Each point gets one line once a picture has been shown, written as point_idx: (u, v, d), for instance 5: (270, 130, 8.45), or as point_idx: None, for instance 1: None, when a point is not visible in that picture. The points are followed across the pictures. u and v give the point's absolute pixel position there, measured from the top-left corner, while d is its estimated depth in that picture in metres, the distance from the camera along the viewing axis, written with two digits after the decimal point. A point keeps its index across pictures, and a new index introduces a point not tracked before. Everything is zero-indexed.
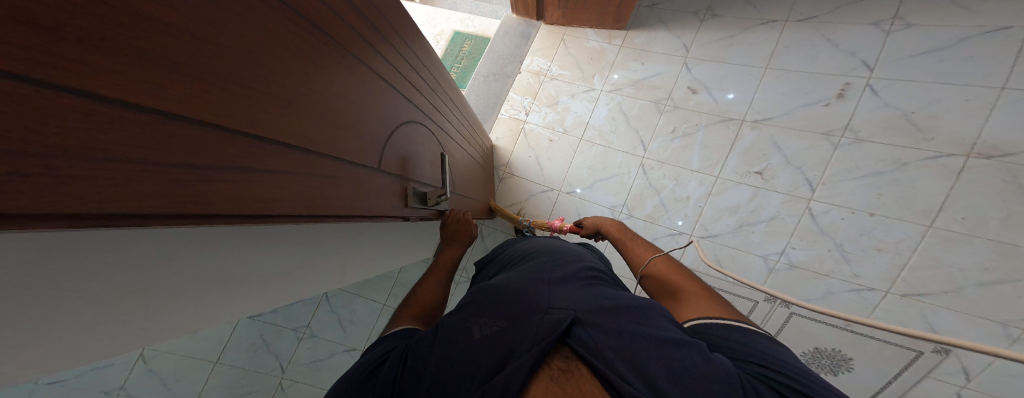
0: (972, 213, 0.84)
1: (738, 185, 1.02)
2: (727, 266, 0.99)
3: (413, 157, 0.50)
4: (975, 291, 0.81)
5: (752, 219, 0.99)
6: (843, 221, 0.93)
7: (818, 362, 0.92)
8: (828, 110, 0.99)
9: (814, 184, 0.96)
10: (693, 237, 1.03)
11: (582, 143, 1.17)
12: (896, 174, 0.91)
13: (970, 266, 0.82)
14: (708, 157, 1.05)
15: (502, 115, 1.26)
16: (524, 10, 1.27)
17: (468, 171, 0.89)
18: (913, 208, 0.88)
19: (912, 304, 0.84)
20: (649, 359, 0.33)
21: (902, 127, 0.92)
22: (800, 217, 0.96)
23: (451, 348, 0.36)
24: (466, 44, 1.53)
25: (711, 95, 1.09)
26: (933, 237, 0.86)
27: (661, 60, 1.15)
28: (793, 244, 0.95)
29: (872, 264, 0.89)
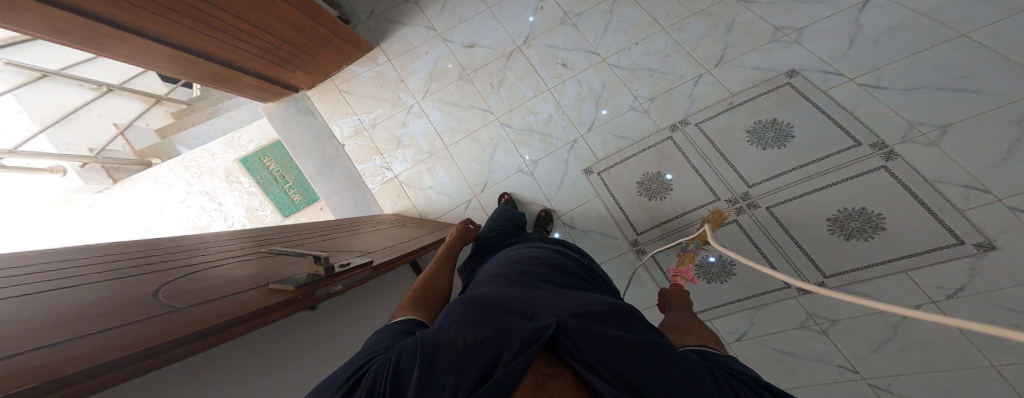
0: (673, 13, 1.58)
1: (564, 82, 1.42)
2: (620, 130, 1.42)
3: (246, 286, 0.62)
4: (735, 39, 1.54)
5: (590, 93, 1.43)
6: (631, 57, 1.50)
7: (768, 134, 1.39)
8: (545, 9, 1.49)
9: (595, 52, 1.48)
10: (584, 134, 1.40)
11: (451, 149, 1.33)
12: (615, 18, 1.53)
13: (709, 33, 1.56)
14: (530, 83, 1.41)
15: (375, 187, 1.34)
16: (274, 93, 1.37)
17: (359, 237, 1.02)
18: (643, 26, 1.54)
19: (728, 67, 1.51)
20: (635, 370, 0.40)
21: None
22: (611, 71, 1.47)
23: (434, 355, 0.41)
24: (266, 160, 1.67)
25: (485, 45, 1.45)
26: (676, 32, 1.55)
27: (428, 50, 1.44)
28: (635, 90, 1.48)
29: (678, 65, 1.52)
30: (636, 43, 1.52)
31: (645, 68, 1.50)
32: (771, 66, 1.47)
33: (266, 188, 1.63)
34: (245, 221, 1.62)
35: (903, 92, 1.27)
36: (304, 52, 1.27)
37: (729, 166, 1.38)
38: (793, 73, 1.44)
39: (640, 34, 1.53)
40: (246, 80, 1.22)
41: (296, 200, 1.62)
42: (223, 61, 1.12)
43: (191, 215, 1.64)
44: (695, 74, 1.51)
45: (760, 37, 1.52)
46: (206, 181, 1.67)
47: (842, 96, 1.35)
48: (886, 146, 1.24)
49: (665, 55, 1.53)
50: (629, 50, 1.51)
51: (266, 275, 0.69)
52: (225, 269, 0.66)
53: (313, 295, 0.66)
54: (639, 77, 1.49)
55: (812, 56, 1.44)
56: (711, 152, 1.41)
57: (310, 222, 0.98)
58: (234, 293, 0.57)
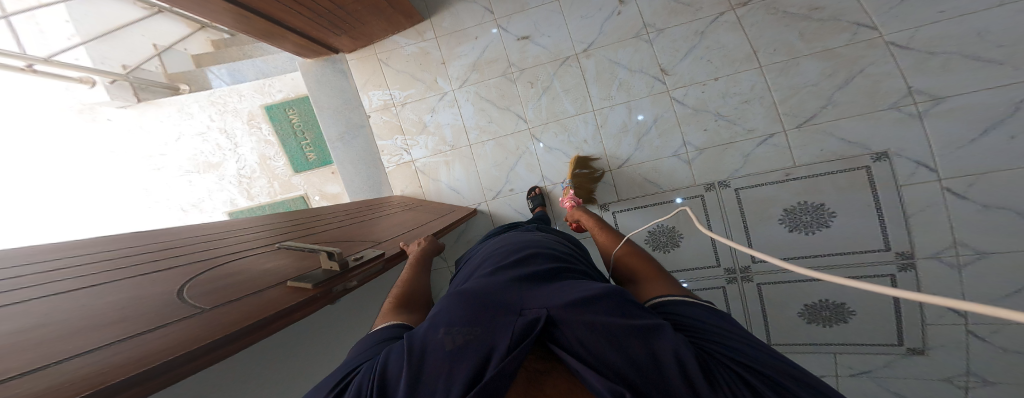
0: (780, 44, 1.25)
1: (613, 107, 1.29)
2: (652, 175, 1.33)
3: (274, 274, 0.71)
4: (840, 96, 1.23)
5: (635, 126, 1.29)
6: (703, 94, 1.27)
7: (801, 220, 1.26)
8: (622, 17, 1.26)
9: (661, 78, 1.27)
10: (614, 169, 1.33)
11: (475, 148, 1.32)
12: (704, 43, 1.25)
13: (815, 80, 1.24)
14: (576, 98, 1.29)
15: (389, 167, 1.39)
16: (313, 48, 1.28)
17: (368, 227, 1.07)
18: (738, 59, 1.26)
19: (811, 128, 1.25)
20: (623, 359, 0.39)
21: (679, 9, 1.25)
22: (671, 106, 1.28)
23: (426, 355, 0.44)
24: (291, 113, 1.60)
25: (540, 44, 1.28)
26: (772, 72, 1.26)
27: (479, 35, 1.30)
28: (689, 134, 1.30)
29: (754, 116, 1.28)
30: (716, 78, 1.26)
31: (711, 110, 1.28)
32: (862, 142, 1.21)
33: (284, 140, 1.62)
34: (257, 166, 1.65)
35: (978, 208, 1.11)
36: (353, 19, 1.14)
37: (745, 236, 1.31)
38: (881, 156, 1.19)
39: (725, 68, 1.26)
40: (289, 37, 1.12)
41: (311, 160, 1.61)
42: (277, 21, 1.01)
43: (205, 149, 1.66)
44: (767, 130, 1.28)
45: (874, 98, 1.20)
46: (227, 119, 1.63)
47: (910, 195, 1.16)
48: (913, 262, 1.16)
49: (743, 96, 1.28)
50: (702, 86, 1.27)
51: (284, 269, 0.75)
52: (247, 261, 0.74)
53: (331, 291, 0.70)
54: (699, 120, 1.29)
55: (918, 147, 1.16)
56: (735, 218, 1.31)
57: (320, 219, 1.04)
58: (254, 291, 0.62)
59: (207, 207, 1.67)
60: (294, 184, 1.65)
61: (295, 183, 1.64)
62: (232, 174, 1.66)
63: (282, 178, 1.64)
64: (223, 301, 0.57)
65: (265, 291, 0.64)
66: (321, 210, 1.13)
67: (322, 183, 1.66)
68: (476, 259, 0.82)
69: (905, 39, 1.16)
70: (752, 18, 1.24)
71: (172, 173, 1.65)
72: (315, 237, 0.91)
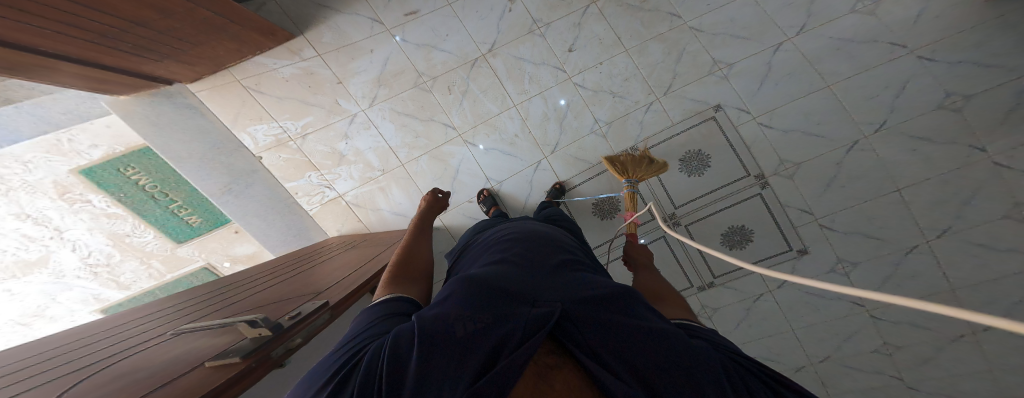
0: (635, 30, 1.56)
1: (530, 99, 1.42)
2: (579, 154, 1.47)
3: (189, 357, 0.49)
4: (686, 61, 1.56)
5: (551, 113, 1.44)
6: (597, 78, 1.52)
7: (691, 165, 1.56)
8: (513, 14, 1.41)
9: (561, 68, 1.47)
10: (549, 156, 1.44)
11: (408, 167, 1.30)
12: (584, 33, 1.50)
13: (661, 60, 1.56)
14: (495, 97, 1.38)
15: (314, 209, 1.29)
16: (120, 84, 1.05)
17: (299, 282, 0.83)
18: (610, 45, 1.54)
19: (674, 95, 1.57)
20: (642, 356, 0.37)
21: (557, 4, 1.47)
22: (576, 90, 1.49)
23: (434, 338, 0.39)
24: (133, 172, 1.12)
25: (445, 49, 1.35)
26: (634, 53, 1.56)
27: (374, 48, 1.30)
28: (596, 113, 1.51)
29: (634, 89, 1.56)
30: (601, 63, 1.53)
31: (607, 89, 1.53)
32: (706, 99, 1.56)
33: (140, 210, 1.15)
34: (112, 249, 1.17)
35: (782, 134, 1.51)
36: (168, 38, 1.00)
37: (665, 191, 1.57)
38: (717, 108, 1.56)
39: (604, 54, 1.53)
40: (65, 69, 0.89)
41: (195, 225, 1.24)
42: (50, 52, 0.84)
43: (2, 245, 0.99)
44: (646, 101, 1.57)
45: (698, 67, 1.56)
46: (21, 198, 0.98)
47: (746, 134, 1.54)
48: (766, 180, 1.52)
49: (625, 75, 1.56)
50: (594, 69, 1.52)
51: (189, 356, 0.50)
52: (125, 362, 0.47)
53: (270, 356, 0.51)
54: (599, 99, 1.52)
55: (734, 99, 1.55)
56: (651, 176, 1.54)
57: (215, 294, 0.75)
58: (156, 387, 0.39)
59: (60, 314, 1.14)
60: (184, 257, 1.27)
61: (184, 255, 1.27)
62: (75, 267, 1.13)
63: (162, 255, 1.24)
64: (140, 397, 0.36)
65: (185, 375, 0.43)
66: (242, 275, 0.88)
67: (226, 247, 1.34)
68: (478, 250, 0.79)
69: (697, 24, 1.55)
70: (610, 10, 1.53)
71: None
72: (223, 311, 0.64)
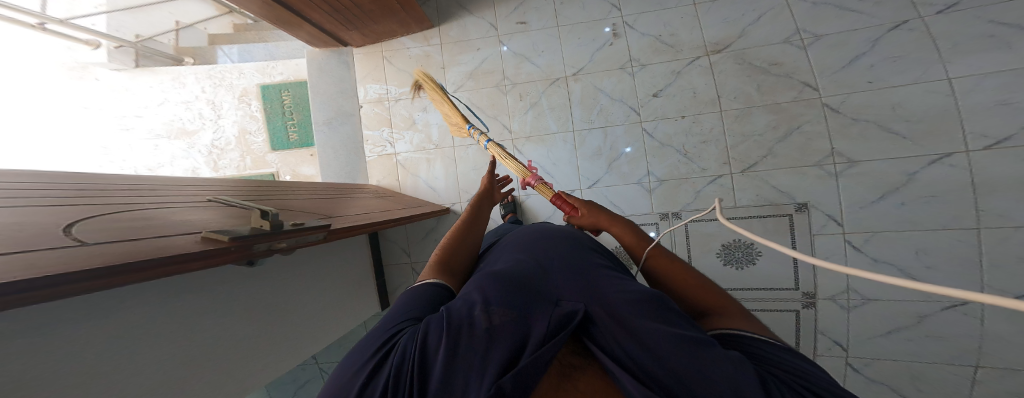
0: (739, 94, 1.41)
1: (592, 130, 1.45)
2: (617, 199, 1.46)
3: (211, 223, 0.65)
4: (780, 147, 1.38)
5: (613, 155, 1.45)
6: (671, 131, 1.44)
7: (733, 257, 1.40)
8: (612, 48, 1.44)
9: (637, 110, 1.44)
10: (585, 189, 1.47)
11: (457, 150, 1.43)
12: (678, 82, 1.43)
13: (761, 130, 1.39)
14: (560, 117, 1.45)
15: (371, 157, 1.51)
16: (326, 40, 1.43)
17: (325, 204, 1.01)
18: (704, 101, 1.42)
19: (751, 175, 1.39)
20: (663, 364, 0.36)
21: (662, 48, 1.43)
22: (643, 136, 1.45)
23: (461, 324, 0.41)
24: (285, 95, 1.64)
25: (535, 63, 1.45)
26: (728, 117, 1.41)
27: (481, 47, 1.47)
28: (653, 166, 1.45)
29: (708, 154, 1.42)
30: (683, 116, 1.43)
31: (676, 145, 1.43)
32: (788, 190, 1.36)
33: (269, 117, 1.63)
34: (233, 140, 1.64)
35: (869, 262, 1.30)
36: (367, 16, 1.25)
37: (688, 269, 1.46)
38: (803, 207, 1.35)
39: (692, 108, 1.42)
40: (305, 28, 1.28)
41: (291, 140, 1.62)
42: (294, 10, 1.14)
43: (184, 116, 1.66)
44: (716, 171, 1.42)
45: (805, 154, 1.36)
46: (219, 92, 1.66)
47: (821, 247, 1.34)
48: (813, 301, 1.33)
49: (704, 137, 1.42)
50: (672, 121, 1.43)
51: (214, 220, 0.67)
52: (185, 208, 0.68)
53: (251, 249, 0.61)
54: (662, 154, 1.44)
55: (829, 201, 1.34)
56: (683, 251, 1.47)
57: (276, 188, 1.00)
58: (160, 236, 0.53)
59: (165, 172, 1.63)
60: (266, 161, 1.64)
61: (269, 159, 1.64)
62: (205, 143, 1.65)
63: (257, 153, 1.64)
64: (136, 236, 0.51)
65: (179, 235, 0.56)
66: (295, 185, 1.09)
67: (297, 164, 1.65)
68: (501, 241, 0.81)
69: (837, 102, 1.34)
70: (723, 66, 1.41)
71: (140, 136, 1.59)
72: (264, 200, 0.85)
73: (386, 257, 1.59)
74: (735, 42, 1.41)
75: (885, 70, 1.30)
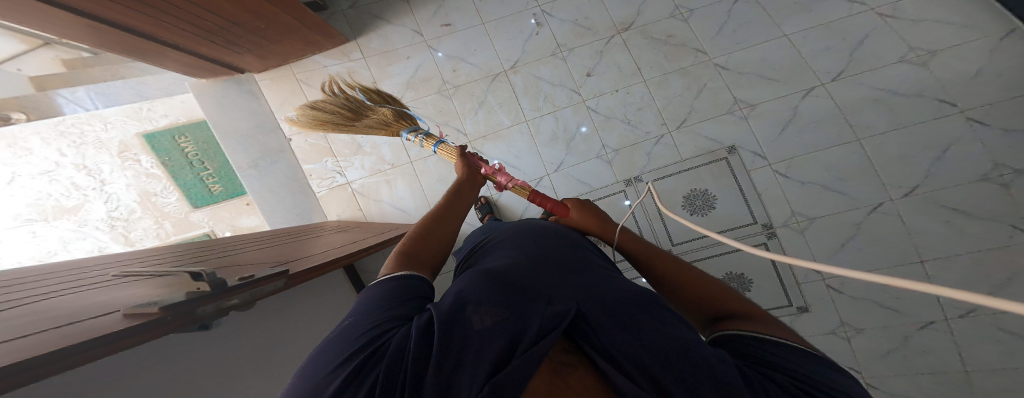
0: (655, 64, 1.55)
1: (543, 116, 1.48)
2: (583, 177, 1.49)
3: (141, 296, 0.51)
4: (698, 105, 1.53)
5: (569, 136, 1.49)
6: (611, 105, 1.53)
7: (693, 204, 1.49)
8: (539, 37, 1.51)
9: (577, 91, 1.51)
10: (552, 174, 1.49)
11: (416, 164, 1.35)
12: (603, 61, 1.54)
13: (682, 91, 1.54)
14: (510, 111, 1.47)
15: (320, 192, 1.36)
16: (209, 71, 1.27)
17: (277, 251, 0.86)
18: (629, 75, 1.54)
19: (687, 130, 1.52)
20: (672, 364, 0.31)
21: (582, 31, 1.54)
22: (590, 114, 1.52)
23: (452, 325, 0.36)
24: (185, 143, 1.41)
25: (472, 62, 1.47)
26: (654, 84, 1.54)
27: (410, 55, 1.45)
28: (605, 139, 1.52)
29: (647, 119, 1.53)
30: (617, 90, 1.53)
31: (619, 116, 1.53)
32: (716, 138, 1.51)
33: (175, 173, 1.40)
34: (137, 205, 1.40)
35: (800, 186, 1.42)
36: (262, 37, 1.18)
37: (665, 228, 1.50)
38: (732, 149, 1.49)
39: (621, 83, 1.54)
40: (171, 56, 1.11)
41: (215, 192, 1.44)
42: (152, 37, 1.01)
43: (53, 191, 1.28)
44: (658, 132, 1.53)
45: (717, 105, 1.52)
46: (87, 153, 1.31)
47: (758, 181, 1.46)
48: (772, 230, 1.43)
49: (640, 106, 1.54)
50: (609, 95, 1.53)
51: (141, 293, 0.52)
52: (87, 292, 0.51)
53: (198, 313, 0.49)
54: (610, 125, 1.52)
55: (751, 140, 1.48)
56: (654, 212, 1.51)
57: (208, 247, 0.82)
58: (75, 322, 0.39)
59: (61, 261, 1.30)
60: (194, 222, 1.45)
61: (194, 220, 1.44)
62: (99, 218, 1.36)
63: (174, 218, 1.43)
64: (47, 326, 0.37)
65: (97, 318, 0.42)
66: (237, 238, 0.92)
67: (233, 218, 1.49)
68: (485, 249, 0.75)
69: (724, 62, 1.53)
70: (634, 42, 1.55)
71: (2, 224, 1.21)
72: (200, 262, 0.69)
73: (372, 291, 1.43)
74: (636, 22, 1.56)
75: (760, 21, 1.54)
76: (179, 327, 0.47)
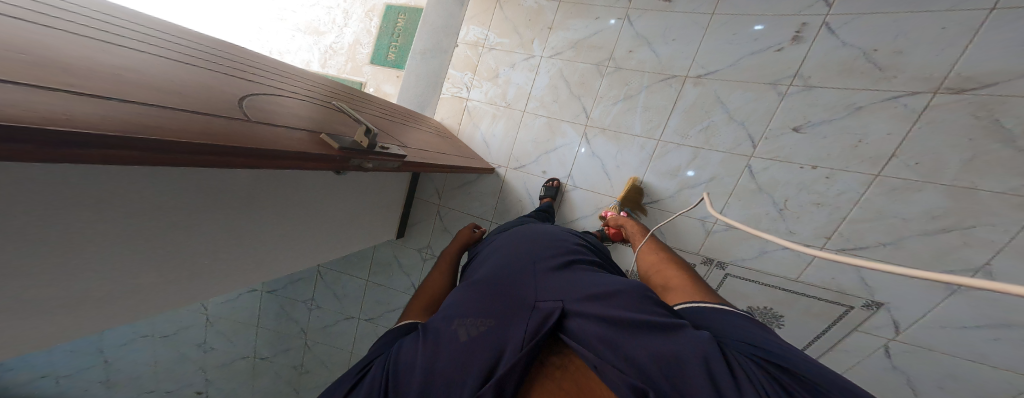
0: (933, 158, 0.97)
1: (680, 146, 1.24)
2: (664, 225, 1.26)
3: (321, 125, 0.72)
4: (914, 241, 1.00)
5: (691, 183, 1.22)
6: (781, 178, 1.12)
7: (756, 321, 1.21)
8: (777, 55, 1.12)
9: (755, 139, 1.15)
10: (635, 202, 1.30)
11: (526, 116, 1.42)
12: (849, 120, 1.05)
13: (914, 213, 0.99)
14: (651, 120, 1.27)
15: (444, 95, 1.59)
16: None
17: (399, 131, 1.10)
18: (865, 158, 1.03)
19: (846, 257, 1.06)
20: (634, 350, 0.43)
21: (859, 68, 1.04)
22: (741, 175, 1.17)
23: (440, 341, 0.47)
24: (400, 18, 1.85)
25: (655, 51, 1.27)
26: (881, 186, 1.02)
27: (600, 17, 1.33)
28: (729, 204, 1.19)
29: (810, 220, 1.10)
30: (814, 166, 1.08)
31: (775, 195, 1.13)
32: (874, 286, 1.05)
33: (380, 35, 1.88)
34: (347, 46, 1.96)
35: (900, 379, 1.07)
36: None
37: None
38: (873, 306, 1.06)
39: (841, 160, 1.06)
40: None
41: (388, 59, 1.86)
42: None
43: (319, 17, 2.02)
44: (807, 241, 1.11)
45: (946, 262, 0.97)
46: (350, 4, 1.95)
47: (855, 345, 1.11)
48: None
49: (817, 199, 1.09)
50: (788, 167, 1.11)
51: (323, 123, 0.74)
52: (294, 103, 0.76)
53: (347, 161, 0.66)
54: (751, 198, 1.16)
55: (915, 310, 1.02)
56: None
57: (362, 104, 1.11)
58: (281, 127, 0.58)
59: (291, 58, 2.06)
60: (361, 72, 1.92)
61: (364, 71, 1.91)
62: (326, 43, 2.00)
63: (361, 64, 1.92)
64: (264, 122, 0.57)
65: (291, 130, 0.60)
66: (371, 100, 1.22)
67: (382, 82, 1.90)
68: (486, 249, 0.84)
69: None
70: (944, 114, 0.95)
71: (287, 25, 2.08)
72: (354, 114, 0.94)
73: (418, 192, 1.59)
74: (1010, 83, 0.89)
75: None
76: (333, 167, 0.64)
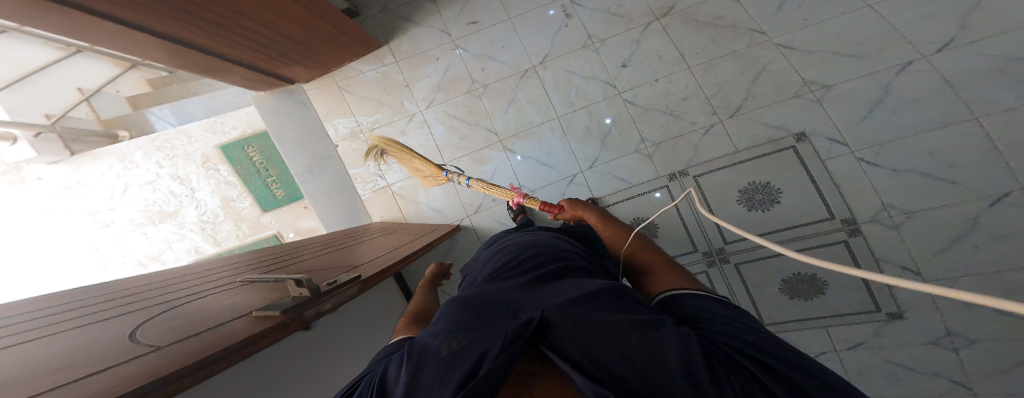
0: (702, 46, 1.41)
1: (575, 112, 1.44)
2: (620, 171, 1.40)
3: (257, 300, 0.57)
4: (766, 78, 1.34)
5: (603, 131, 1.42)
6: (649, 96, 1.42)
7: (755, 196, 1.27)
8: (569, 29, 1.47)
9: (610, 83, 1.44)
10: (586, 170, 1.42)
11: (450, 167, 1.43)
12: (638, 47, 1.44)
13: (736, 72, 1.37)
14: (541, 108, 1.45)
15: (365, 194, 1.47)
16: (265, 85, 1.45)
17: (347, 256, 0.93)
18: (671, 61, 1.42)
19: (744, 117, 1.33)
20: (609, 357, 0.32)
21: (614, 20, 1.46)
22: (624, 108, 1.43)
23: (418, 361, 0.35)
24: (251, 151, 1.63)
25: (500, 60, 1.48)
26: (715, 63, 1.39)
27: (439, 57, 1.50)
28: (643, 132, 1.41)
29: (692, 110, 1.39)
30: (656, 79, 1.42)
31: (659, 107, 1.41)
32: (780, 122, 1.29)
33: (246, 179, 1.62)
34: (219, 210, 1.61)
35: (889, 172, 1.16)
36: (305, 47, 1.32)
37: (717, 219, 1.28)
38: (802, 137, 1.26)
39: (662, 71, 1.42)
40: (239, 72, 1.27)
41: (278, 197, 1.63)
42: (222, 56, 1.16)
43: (155, 198, 1.58)
44: (707, 122, 1.36)
45: (801, 74, 1.30)
46: (178, 163, 1.60)
47: (834, 166, 1.21)
48: (856, 225, 1.16)
49: (686, 95, 1.40)
50: (649, 85, 1.42)
51: (258, 297, 0.60)
52: (219, 295, 0.61)
53: (303, 316, 0.52)
54: (649, 117, 1.41)
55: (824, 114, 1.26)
56: (705, 207, 1.31)
57: (294, 251, 0.95)
58: (217, 326, 0.45)
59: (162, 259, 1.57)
60: (264, 224, 1.63)
61: (264, 222, 1.63)
62: (192, 221, 1.58)
63: (249, 220, 1.63)
64: (200, 329, 0.44)
65: (235, 321, 0.48)
66: (303, 242, 1.04)
67: (295, 220, 1.66)
68: (480, 262, 0.75)
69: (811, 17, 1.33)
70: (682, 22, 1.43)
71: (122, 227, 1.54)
72: (290, 268, 0.78)
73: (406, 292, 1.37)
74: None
75: None
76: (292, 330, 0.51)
